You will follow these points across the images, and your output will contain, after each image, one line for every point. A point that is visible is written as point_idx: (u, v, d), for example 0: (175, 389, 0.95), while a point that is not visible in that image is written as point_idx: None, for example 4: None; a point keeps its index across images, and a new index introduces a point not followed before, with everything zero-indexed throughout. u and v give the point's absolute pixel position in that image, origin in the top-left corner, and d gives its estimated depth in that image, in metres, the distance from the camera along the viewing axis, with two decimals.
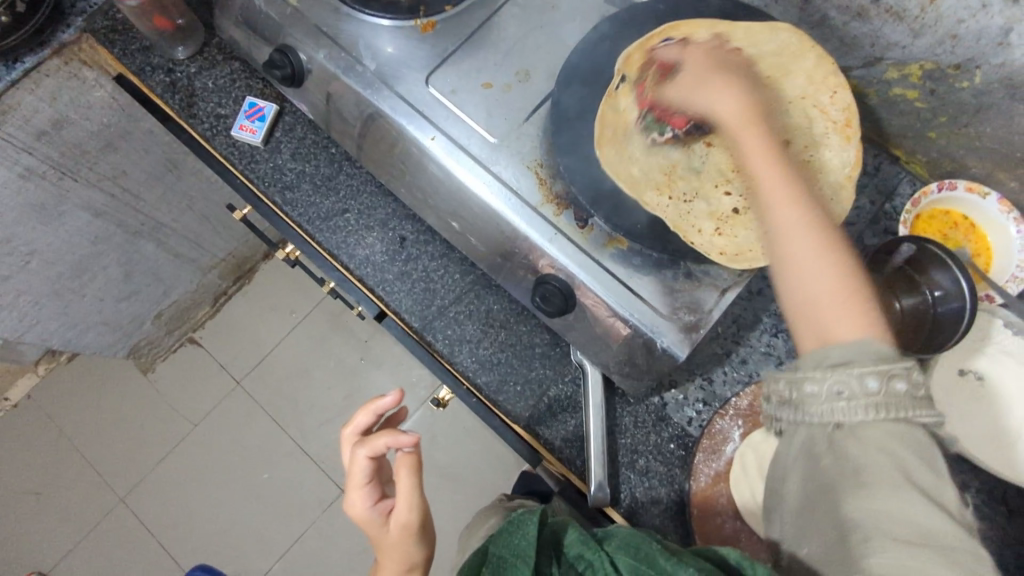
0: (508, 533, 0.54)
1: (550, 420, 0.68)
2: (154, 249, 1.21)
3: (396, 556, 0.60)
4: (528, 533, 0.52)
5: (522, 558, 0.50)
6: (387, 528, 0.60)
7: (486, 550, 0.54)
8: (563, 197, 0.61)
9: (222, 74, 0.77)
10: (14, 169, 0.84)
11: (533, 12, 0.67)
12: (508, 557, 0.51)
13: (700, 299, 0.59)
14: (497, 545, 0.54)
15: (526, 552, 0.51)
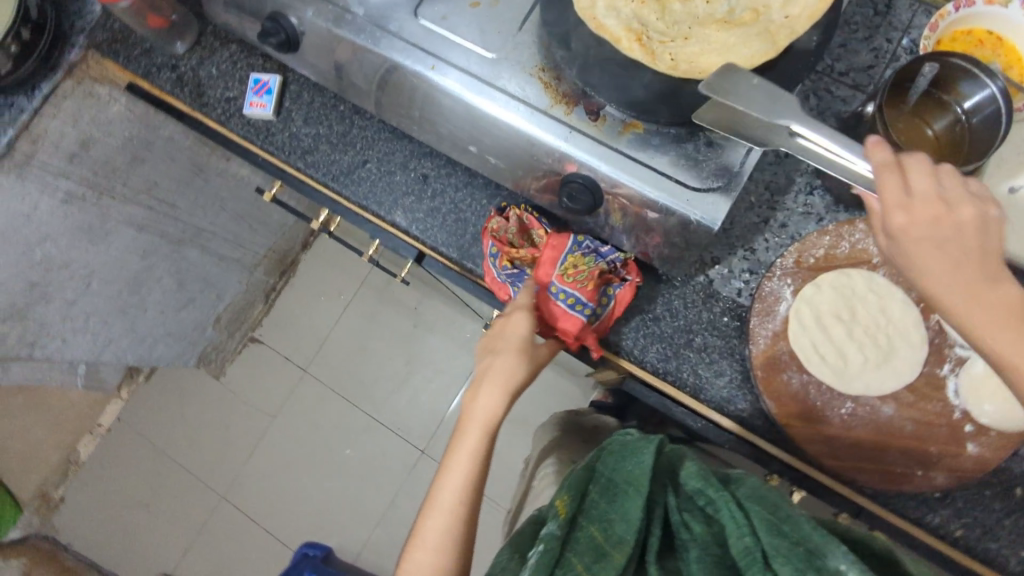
0: (621, 459, 0.54)
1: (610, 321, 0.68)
2: (198, 255, 1.26)
3: (512, 376, 0.63)
4: (641, 460, 0.52)
5: (634, 484, 0.50)
6: (534, 353, 0.64)
7: (594, 467, 0.55)
8: (571, 95, 0.62)
9: (223, 59, 0.79)
10: (57, 196, 0.89)
11: None
12: (623, 481, 0.52)
13: (725, 164, 0.59)
14: (608, 465, 0.54)
15: (640, 479, 0.50)
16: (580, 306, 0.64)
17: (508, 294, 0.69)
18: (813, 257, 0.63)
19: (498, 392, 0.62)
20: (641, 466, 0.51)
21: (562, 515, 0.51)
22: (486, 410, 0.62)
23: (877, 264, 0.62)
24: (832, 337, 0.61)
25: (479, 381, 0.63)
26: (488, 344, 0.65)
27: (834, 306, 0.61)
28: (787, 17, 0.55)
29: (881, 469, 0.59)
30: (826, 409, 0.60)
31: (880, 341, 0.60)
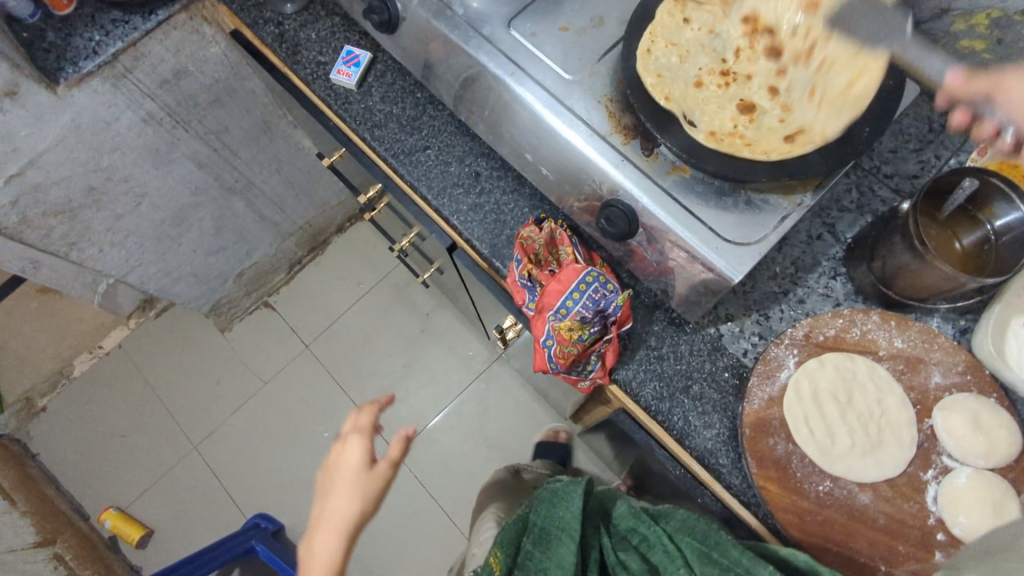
0: (551, 504, 0.62)
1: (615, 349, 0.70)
2: (243, 208, 1.31)
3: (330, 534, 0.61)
4: (569, 505, 0.60)
5: (567, 531, 0.58)
6: (374, 472, 0.64)
7: (529, 517, 0.62)
8: (631, 128, 0.66)
9: (324, 27, 0.85)
10: (139, 113, 0.95)
11: None
12: (556, 527, 0.59)
13: (759, 224, 0.62)
14: (540, 514, 0.61)
15: (570, 525, 0.58)
16: (547, 343, 0.65)
17: (522, 300, 0.70)
18: (823, 334, 0.65)
19: (332, 530, 0.61)
20: (571, 514, 0.59)
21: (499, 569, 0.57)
22: (324, 553, 0.60)
23: (882, 356, 0.64)
24: (825, 415, 0.61)
25: (315, 527, 0.62)
26: (326, 484, 0.64)
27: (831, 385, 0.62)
28: (832, 118, 0.61)
29: (846, 556, 0.58)
30: (804, 481, 0.60)
31: (868, 431, 0.60)
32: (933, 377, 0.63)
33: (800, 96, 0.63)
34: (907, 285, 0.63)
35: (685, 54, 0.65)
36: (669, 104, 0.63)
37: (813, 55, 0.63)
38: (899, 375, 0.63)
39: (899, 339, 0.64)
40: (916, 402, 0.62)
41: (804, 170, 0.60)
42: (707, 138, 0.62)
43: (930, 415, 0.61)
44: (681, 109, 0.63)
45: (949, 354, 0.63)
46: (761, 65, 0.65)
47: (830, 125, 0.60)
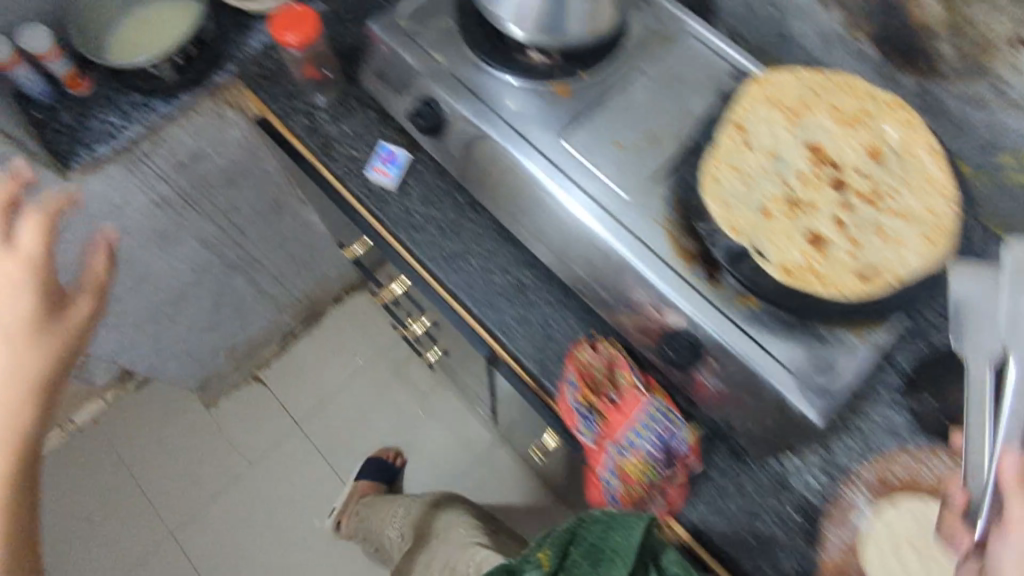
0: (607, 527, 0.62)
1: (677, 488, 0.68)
2: (244, 285, 1.25)
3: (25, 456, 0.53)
4: (631, 534, 0.59)
5: (622, 556, 0.59)
6: (32, 312, 0.55)
7: (581, 528, 0.64)
8: (693, 252, 0.64)
9: (358, 120, 0.81)
10: (151, 197, 0.89)
11: (661, 82, 0.72)
12: (608, 549, 0.60)
13: (829, 361, 0.60)
14: (593, 532, 0.63)
15: (625, 554, 0.59)
16: (608, 480, 0.64)
17: (572, 422, 0.66)
18: (892, 476, 0.64)
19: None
20: (627, 544, 0.59)
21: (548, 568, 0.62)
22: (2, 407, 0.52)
23: None
24: (907, 567, 0.58)
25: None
26: None
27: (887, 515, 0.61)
28: (904, 262, 0.59)
29: None
30: None
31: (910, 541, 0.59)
32: None
33: (868, 233, 0.61)
34: None
35: (749, 180, 0.64)
36: (737, 236, 0.61)
37: (879, 201, 0.62)
38: None
39: None
40: None
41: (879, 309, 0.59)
42: (780, 273, 0.59)
43: None
44: (749, 242, 0.61)
45: None
46: (827, 194, 0.63)
47: (903, 268, 0.59)
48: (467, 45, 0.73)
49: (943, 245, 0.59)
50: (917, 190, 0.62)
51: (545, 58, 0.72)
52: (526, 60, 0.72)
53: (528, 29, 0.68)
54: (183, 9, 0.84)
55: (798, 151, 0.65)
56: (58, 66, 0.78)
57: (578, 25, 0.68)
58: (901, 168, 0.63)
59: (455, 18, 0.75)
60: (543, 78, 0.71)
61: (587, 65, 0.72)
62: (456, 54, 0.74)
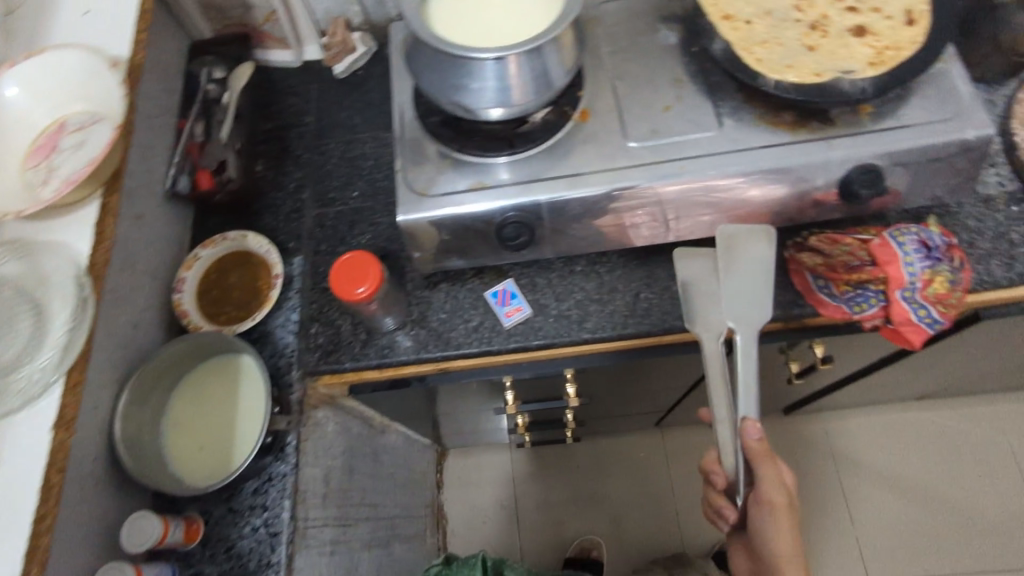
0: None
1: (978, 274, 0.70)
2: (400, 548, 1.14)
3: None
4: None
5: None
6: None
7: None
8: (797, 119, 0.70)
9: (444, 299, 0.78)
10: (326, 550, 0.79)
11: (626, 50, 0.78)
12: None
13: (951, 90, 0.69)
14: None
15: None
16: (872, 302, 0.68)
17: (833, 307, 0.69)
18: None
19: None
20: None
21: None
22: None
23: None
24: None
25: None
26: None
27: (697, 282, 0.67)
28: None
29: None
30: None
31: (711, 318, 0.66)
32: None
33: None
34: None
35: (779, 41, 0.71)
36: (824, 75, 0.67)
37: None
38: None
39: None
40: None
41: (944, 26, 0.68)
42: (876, 69, 0.67)
43: None
44: (835, 72, 0.67)
45: None
46: (822, 4, 0.73)
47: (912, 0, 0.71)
48: (482, 152, 0.73)
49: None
50: None
51: (550, 108, 0.75)
52: (534, 123, 0.75)
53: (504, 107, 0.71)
54: (219, 368, 0.73)
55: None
56: (174, 532, 0.65)
57: (558, 72, 0.71)
58: None
59: (452, 151, 0.75)
60: (564, 121, 0.74)
61: (580, 87, 0.76)
62: (483, 171, 0.74)
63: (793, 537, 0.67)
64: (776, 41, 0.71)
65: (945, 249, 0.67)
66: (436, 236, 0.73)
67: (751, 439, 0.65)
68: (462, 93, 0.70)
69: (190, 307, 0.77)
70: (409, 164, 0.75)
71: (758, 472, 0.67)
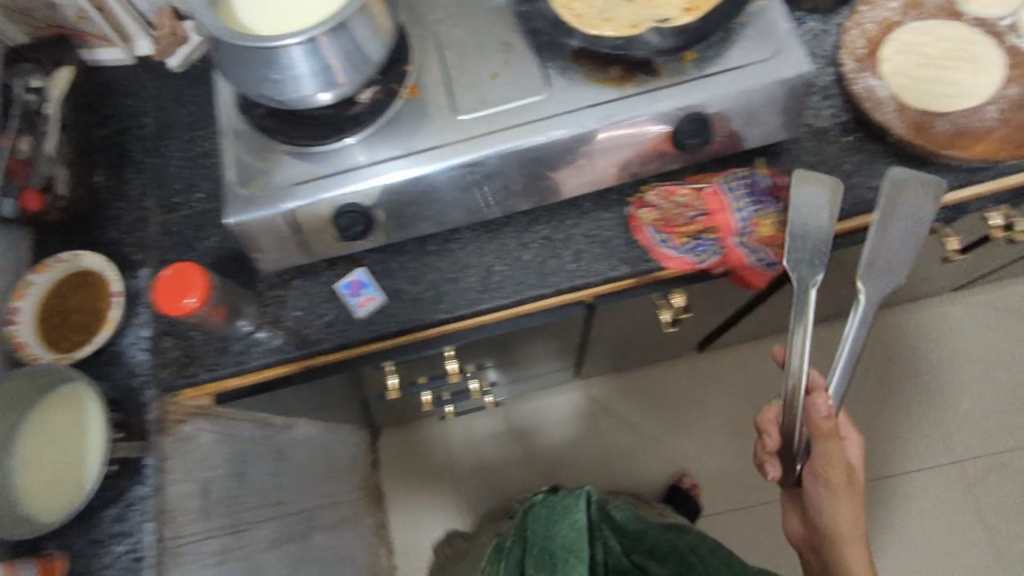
0: (551, 523, 0.66)
1: None
2: (322, 537, 1.14)
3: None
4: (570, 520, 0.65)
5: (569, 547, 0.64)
6: None
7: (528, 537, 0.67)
8: (624, 73, 0.68)
9: (297, 296, 0.76)
10: (213, 560, 0.79)
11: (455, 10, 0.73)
12: (563, 551, 0.63)
13: (772, 29, 0.67)
14: (539, 533, 0.66)
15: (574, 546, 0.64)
16: (706, 255, 0.70)
17: (672, 262, 0.71)
18: (863, 46, 0.72)
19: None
20: (566, 528, 0.65)
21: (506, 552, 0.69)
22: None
23: (901, 18, 0.73)
24: (936, 79, 0.70)
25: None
26: None
27: (804, 221, 0.66)
28: None
29: None
30: (978, 121, 0.67)
31: (894, 261, 0.66)
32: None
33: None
34: None
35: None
36: (641, 27, 0.65)
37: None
38: (921, 16, 0.73)
39: (891, 1, 0.74)
40: (949, 16, 0.72)
41: None
42: (690, 15, 0.65)
43: (965, 13, 0.72)
44: (651, 22, 0.65)
45: None
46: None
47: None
48: (313, 142, 0.69)
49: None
50: None
51: (375, 89, 0.70)
52: (363, 105, 0.70)
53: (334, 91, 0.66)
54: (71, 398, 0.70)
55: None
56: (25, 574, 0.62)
57: (376, 48, 0.66)
58: None
59: (281, 142, 0.70)
60: (391, 99, 0.70)
61: (406, 59, 0.71)
62: (315, 160, 0.70)
63: (853, 508, 0.68)
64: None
65: (771, 187, 0.68)
66: (270, 235, 0.70)
67: (817, 415, 0.65)
68: (285, 87, 0.64)
69: (28, 338, 0.73)
70: (237, 161, 0.70)
71: (820, 450, 0.66)
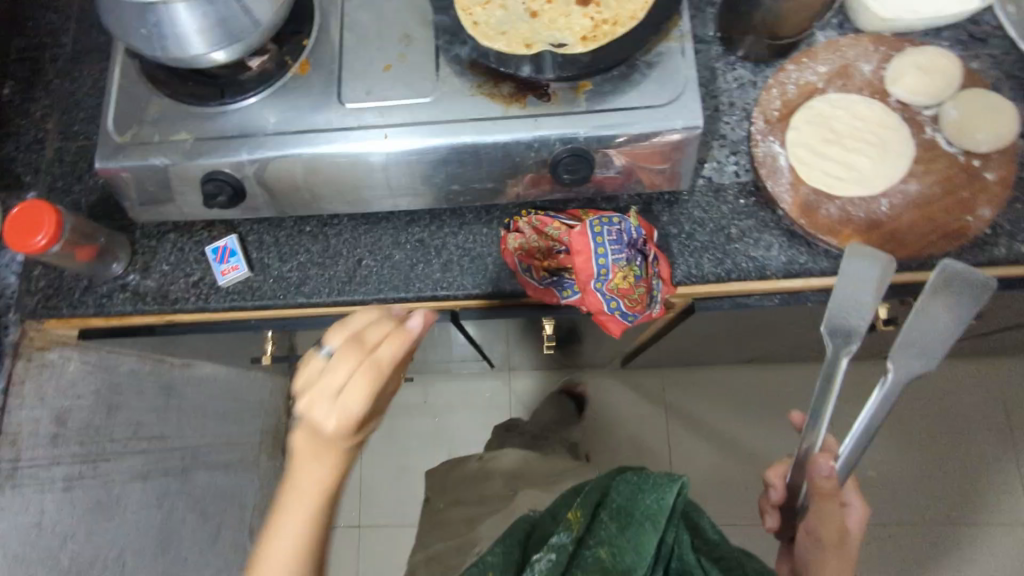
0: (636, 490, 0.61)
1: (690, 266, 0.69)
2: (206, 475, 1.18)
3: (305, 515, 0.53)
4: (661, 497, 0.59)
5: (652, 520, 0.59)
6: None
7: (606, 497, 0.63)
8: (516, 91, 0.65)
9: (169, 251, 0.76)
10: (56, 484, 0.82)
11: None
12: (641, 515, 0.59)
13: (674, 75, 0.64)
14: (619, 493, 0.62)
15: (660, 517, 0.59)
16: (567, 290, 0.68)
17: (538, 293, 0.69)
18: (775, 110, 0.69)
19: (308, 502, 0.53)
20: (652, 501, 0.59)
21: (576, 528, 0.61)
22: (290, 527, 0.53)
23: (824, 86, 0.69)
24: (835, 158, 0.67)
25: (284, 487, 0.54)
26: None
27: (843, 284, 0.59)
28: None
29: (946, 234, 0.64)
30: (868, 212, 0.65)
31: (847, 322, 0.59)
32: (866, 70, 0.69)
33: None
34: (790, 26, 0.68)
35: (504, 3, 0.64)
36: (533, 47, 0.62)
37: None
38: (845, 88, 0.69)
39: (820, 66, 0.70)
40: (873, 93, 0.69)
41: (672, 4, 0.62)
42: (585, 45, 0.62)
43: (889, 94, 0.68)
44: (545, 43, 0.62)
45: (858, 46, 0.70)
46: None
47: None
48: (193, 103, 0.67)
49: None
50: None
51: (266, 57, 0.68)
52: (251, 73, 0.68)
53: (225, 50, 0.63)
54: None
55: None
56: None
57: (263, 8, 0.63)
58: None
59: (163, 95, 0.68)
60: (279, 72, 0.68)
61: (305, 32, 0.69)
62: (191, 119, 0.67)
63: (840, 568, 0.61)
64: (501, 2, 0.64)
65: (648, 240, 0.67)
66: (137, 186, 0.69)
67: (816, 473, 0.60)
68: (172, 45, 0.61)
69: None
70: (119, 103, 0.68)
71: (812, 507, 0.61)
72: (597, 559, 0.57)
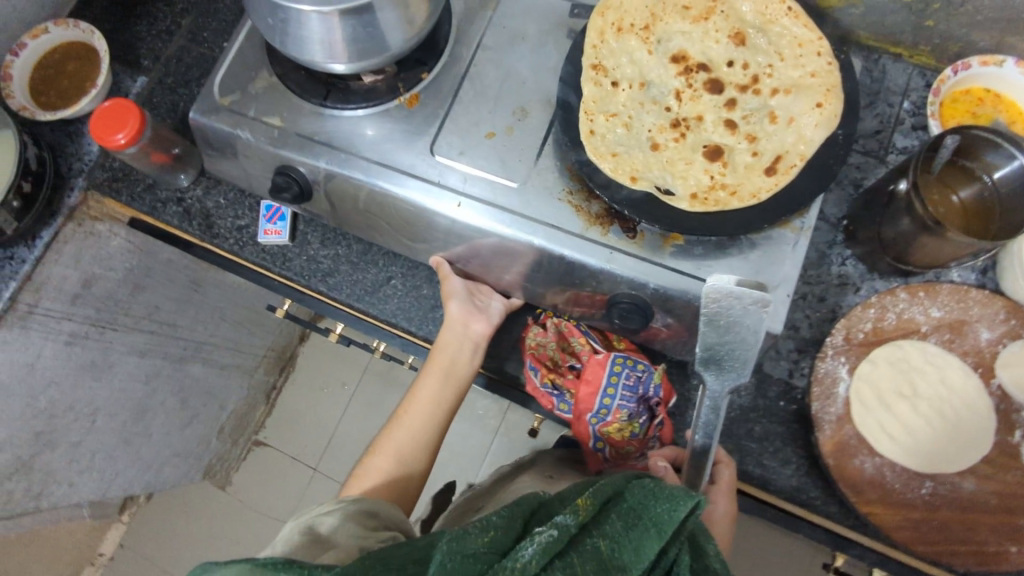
0: (651, 495, 0.41)
1: (694, 442, 0.65)
2: (201, 369, 1.23)
3: (442, 385, 0.66)
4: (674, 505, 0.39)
5: (658, 528, 0.39)
6: None
7: (621, 490, 0.43)
8: (604, 215, 0.60)
9: (230, 188, 0.77)
10: (60, 338, 0.86)
11: (505, 48, 0.67)
12: (646, 521, 0.39)
13: (771, 266, 0.57)
14: (638, 492, 0.41)
15: (666, 530, 0.39)
16: (561, 404, 0.65)
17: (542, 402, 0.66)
18: (861, 332, 0.62)
19: (447, 380, 0.66)
20: (664, 511, 0.39)
21: (574, 515, 0.40)
22: (430, 393, 0.66)
23: (927, 332, 0.62)
24: (899, 417, 0.59)
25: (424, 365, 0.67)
26: None
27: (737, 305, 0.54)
28: (804, 139, 0.56)
29: (975, 551, 0.56)
30: (905, 489, 0.58)
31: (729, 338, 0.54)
32: (982, 335, 0.61)
33: (762, 124, 0.59)
34: (922, 257, 0.60)
35: (628, 122, 0.60)
36: (638, 183, 0.56)
37: (759, 86, 0.60)
38: (948, 344, 0.62)
39: (935, 308, 0.62)
40: (977, 366, 0.61)
41: (800, 204, 0.55)
42: (691, 204, 0.56)
43: (994, 373, 0.60)
44: (651, 183, 0.57)
45: (987, 307, 0.61)
46: (707, 101, 0.61)
47: (806, 145, 0.56)
48: (295, 92, 0.66)
49: (836, 103, 0.56)
50: (790, 61, 0.59)
51: (380, 76, 0.66)
52: (361, 85, 0.66)
53: (345, 63, 0.60)
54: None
55: (664, 70, 0.62)
56: None
57: (395, 35, 0.59)
58: (769, 41, 0.60)
59: (273, 73, 0.67)
60: (386, 96, 0.65)
61: (428, 65, 0.66)
62: (288, 107, 0.66)
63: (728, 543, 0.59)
64: (628, 121, 0.60)
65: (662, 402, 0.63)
66: (221, 147, 0.69)
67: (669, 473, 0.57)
68: (291, 44, 0.59)
69: (16, 73, 0.76)
70: (231, 64, 0.68)
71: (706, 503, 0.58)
72: (593, 550, 0.39)
